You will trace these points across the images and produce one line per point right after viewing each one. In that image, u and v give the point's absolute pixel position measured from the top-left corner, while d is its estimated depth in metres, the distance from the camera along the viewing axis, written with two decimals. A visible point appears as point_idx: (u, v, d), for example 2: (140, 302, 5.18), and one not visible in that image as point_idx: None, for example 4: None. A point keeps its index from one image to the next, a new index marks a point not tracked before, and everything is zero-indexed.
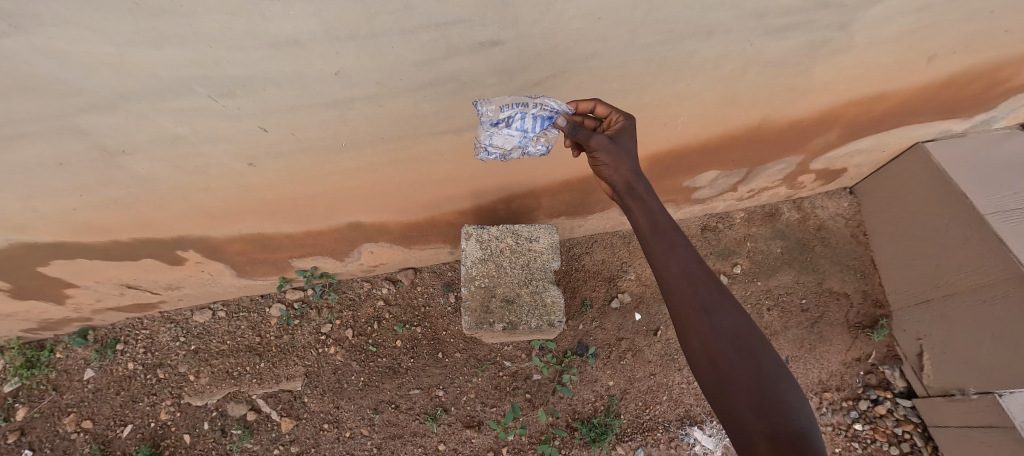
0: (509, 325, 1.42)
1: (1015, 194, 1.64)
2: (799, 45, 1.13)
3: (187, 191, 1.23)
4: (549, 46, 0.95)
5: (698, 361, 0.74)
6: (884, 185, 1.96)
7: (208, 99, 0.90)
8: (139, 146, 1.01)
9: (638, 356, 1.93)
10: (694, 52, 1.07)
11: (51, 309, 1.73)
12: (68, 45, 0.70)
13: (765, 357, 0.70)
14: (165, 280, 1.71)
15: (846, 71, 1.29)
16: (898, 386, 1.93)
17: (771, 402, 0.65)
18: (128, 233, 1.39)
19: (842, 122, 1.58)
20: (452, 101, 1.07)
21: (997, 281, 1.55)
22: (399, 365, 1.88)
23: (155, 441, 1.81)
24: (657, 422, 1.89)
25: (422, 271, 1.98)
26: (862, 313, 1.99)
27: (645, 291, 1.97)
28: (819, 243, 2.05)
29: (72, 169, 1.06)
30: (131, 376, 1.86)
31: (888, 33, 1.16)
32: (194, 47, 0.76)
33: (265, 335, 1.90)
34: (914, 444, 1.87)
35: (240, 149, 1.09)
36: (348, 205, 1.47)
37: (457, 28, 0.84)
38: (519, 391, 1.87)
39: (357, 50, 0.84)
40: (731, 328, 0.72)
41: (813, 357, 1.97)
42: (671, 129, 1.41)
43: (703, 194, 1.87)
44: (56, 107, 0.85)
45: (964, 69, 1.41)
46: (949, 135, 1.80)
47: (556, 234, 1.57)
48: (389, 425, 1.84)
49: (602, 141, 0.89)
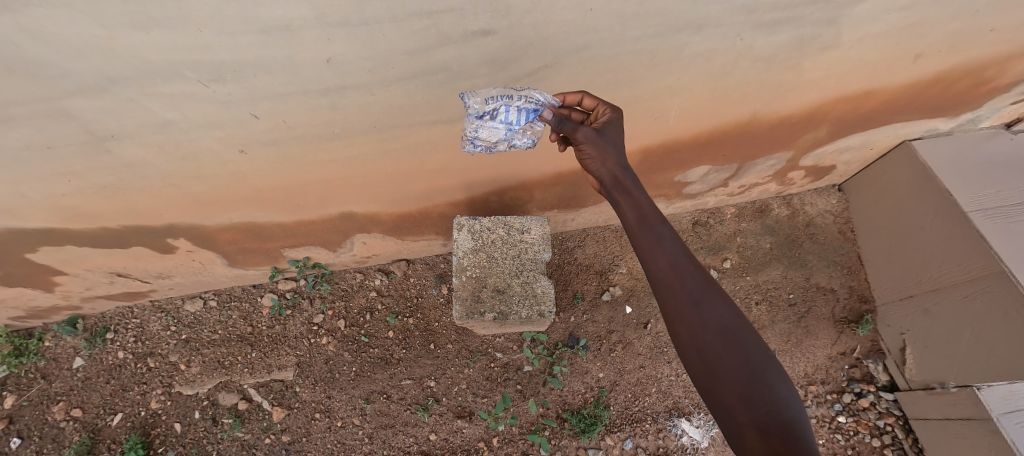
0: (499, 315, 1.45)
1: (998, 192, 1.67)
2: (788, 40, 1.14)
3: (177, 178, 1.22)
4: (540, 37, 0.96)
5: (688, 354, 0.75)
6: (871, 182, 1.99)
7: (198, 84, 0.90)
8: (129, 130, 1.01)
9: (628, 348, 1.95)
10: (684, 45, 1.08)
11: (39, 296, 1.72)
12: (56, 26, 0.70)
13: (753, 349, 0.71)
14: (156, 268, 1.70)
15: (835, 66, 1.30)
16: (880, 380, 1.97)
17: (761, 395, 0.66)
18: (118, 221, 1.38)
19: (831, 118, 1.60)
20: (444, 91, 1.07)
21: (978, 277, 1.59)
22: (391, 355, 1.89)
23: (145, 429, 1.81)
24: (645, 414, 1.92)
25: (415, 263, 1.99)
26: (847, 308, 2.02)
27: (636, 285, 1.99)
28: (808, 239, 2.08)
29: (59, 154, 1.05)
30: (120, 365, 1.86)
31: (875, 29, 1.17)
32: (184, 30, 0.76)
33: (256, 325, 1.91)
34: (895, 437, 1.92)
35: (231, 135, 1.08)
36: (341, 195, 1.47)
37: (448, 17, 0.84)
38: (510, 383, 1.89)
39: (349, 37, 0.84)
40: (719, 321, 0.73)
41: (799, 351, 2.00)
42: (663, 122, 1.42)
43: (694, 188, 1.89)
44: (45, 90, 0.85)
45: (950, 66, 1.42)
46: (936, 134, 1.82)
47: (547, 225, 1.57)
48: (380, 415, 1.85)
49: (588, 134, 0.91)
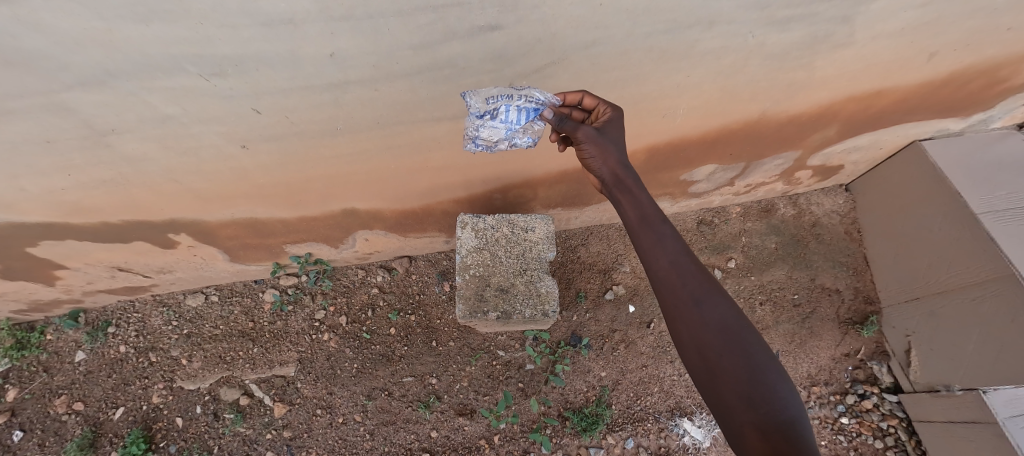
0: (503, 314, 1.43)
1: (1009, 193, 1.65)
2: (801, 38, 1.12)
3: (178, 173, 1.21)
4: (548, 33, 0.94)
5: (689, 353, 0.74)
6: (879, 182, 1.96)
7: (199, 78, 0.88)
8: (129, 124, 1.00)
9: (631, 347, 1.94)
10: (695, 42, 1.06)
11: (40, 290, 1.71)
12: (54, 18, 0.68)
13: (753, 348, 0.70)
14: (157, 263, 1.69)
15: (847, 65, 1.28)
16: (885, 382, 1.97)
17: (760, 392, 0.65)
18: (118, 215, 1.37)
19: (841, 118, 1.57)
20: (449, 87, 1.06)
21: (986, 280, 1.57)
22: (393, 352, 1.89)
23: (147, 424, 1.81)
24: (648, 413, 1.91)
25: (417, 260, 1.98)
26: (853, 309, 2.01)
27: (639, 284, 1.98)
28: (814, 239, 2.06)
29: (59, 148, 1.04)
30: (122, 359, 1.86)
31: (890, 27, 1.14)
32: (185, 23, 0.74)
33: (258, 321, 1.90)
34: (898, 438, 1.92)
35: (232, 130, 1.07)
36: (344, 192, 1.46)
37: (454, 12, 0.82)
38: (511, 381, 1.88)
39: (353, 31, 0.82)
40: (718, 318, 0.72)
41: (803, 352, 1.99)
42: (670, 120, 1.40)
43: (700, 188, 1.88)
44: (43, 83, 0.83)
45: (964, 66, 1.40)
46: (946, 134, 1.79)
47: (551, 224, 1.56)
48: (381, 411, 1.85)
49: (589, 133, 0.90)
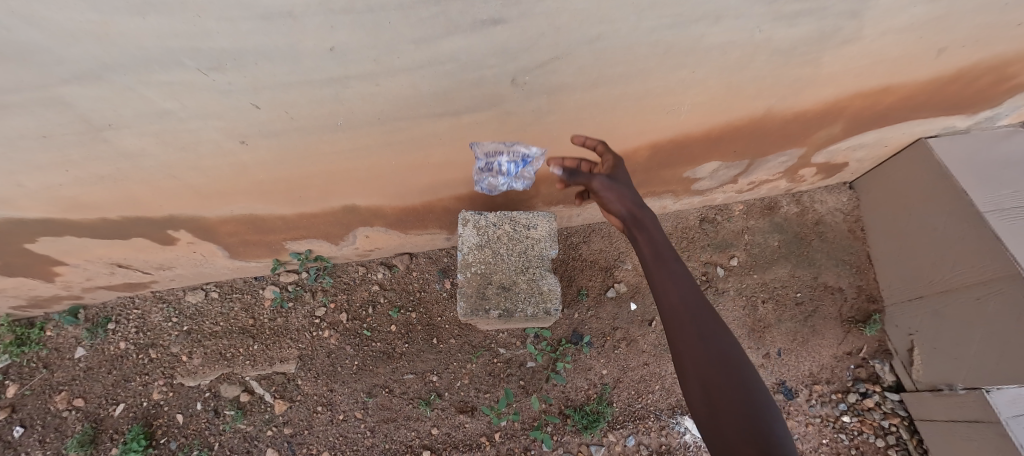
0: (505, 312, 1.42)
1: (1016, 192, 1.63)
2: (809, 33, 1.10)
3: (177, 168, 1.20)
4: (552, 27, 0.92)
5: (692, 388, 0.72)
6: (883, 180, 1.95)
7: (197, 73, 0.87)
8: (126, 119, 0.98)
9: (633, 345, 1.94)
10: (701, 37, 1.04)
11: (40, 286, 1.70)
12: (48, 10, 0.67)
13: (755, 386, 0.68)
14: (157, 260, 1.68)
15: (854, 61, 1.26)
16: (886, 380, 1.95)
17: (759, 428, 0.63)
18: (117, 212, 1.36)
19: (846, 115, 1.56)
20: (452, 82, 1.04)
21: (991, 279, 1.56)
22: (393, 350, 1.88)
23: (147, 420, 1.80)
24: (649, 411, 1.91)
25: (418, 257, 1.96)
26: (855, 308, 2.00)
27: (641, 281, 1.97)
28: (817, 237, 2.05)
29: (56, 143, 1.02)
30: (122, 355, 1.85)
31: (899, 23, 1.13)
32: (182, 16, 0.72)
33: (258, 317, 1.90)
34: (900, 437, 1.91)
35: (231, 126, 1.06)
36: (344, 188, 1.45)
37: (457, 6, 0.81)
38: (512, 378, 1.88)
39: (353, 24, 0.81)
40: (725, 357, 0.71)
41: (805, 350, 1.99)
42: (674, 117, 1.39)
43: (703, 185, 1.86)
44: (38, 77, 0.82)
45: (972, 62, 1.38)
46: (952, 131, 1.78)
47: (553, 221, 1.55)
48: (382, 409, 1.84)
49: (601, 181, 0.97)
